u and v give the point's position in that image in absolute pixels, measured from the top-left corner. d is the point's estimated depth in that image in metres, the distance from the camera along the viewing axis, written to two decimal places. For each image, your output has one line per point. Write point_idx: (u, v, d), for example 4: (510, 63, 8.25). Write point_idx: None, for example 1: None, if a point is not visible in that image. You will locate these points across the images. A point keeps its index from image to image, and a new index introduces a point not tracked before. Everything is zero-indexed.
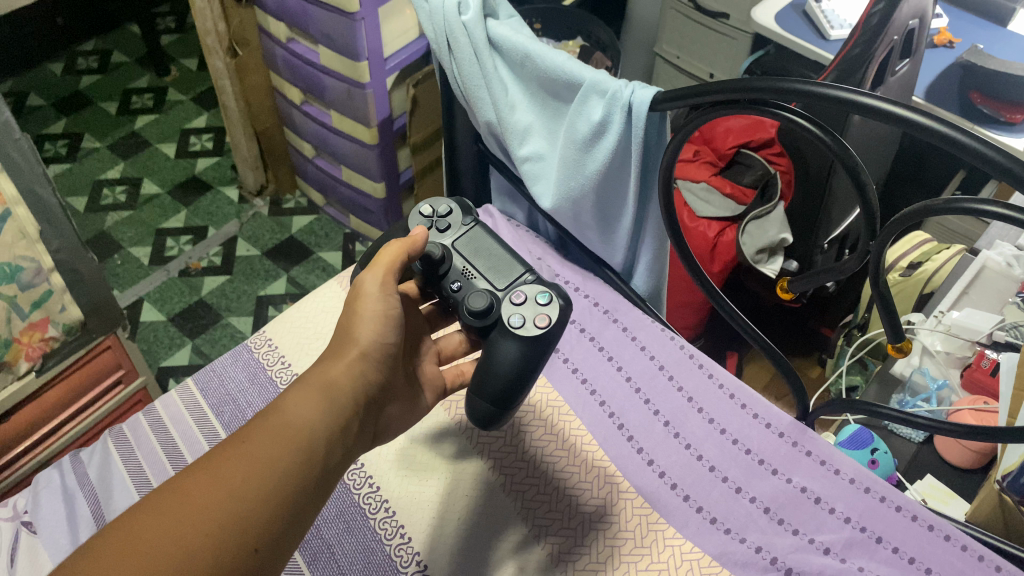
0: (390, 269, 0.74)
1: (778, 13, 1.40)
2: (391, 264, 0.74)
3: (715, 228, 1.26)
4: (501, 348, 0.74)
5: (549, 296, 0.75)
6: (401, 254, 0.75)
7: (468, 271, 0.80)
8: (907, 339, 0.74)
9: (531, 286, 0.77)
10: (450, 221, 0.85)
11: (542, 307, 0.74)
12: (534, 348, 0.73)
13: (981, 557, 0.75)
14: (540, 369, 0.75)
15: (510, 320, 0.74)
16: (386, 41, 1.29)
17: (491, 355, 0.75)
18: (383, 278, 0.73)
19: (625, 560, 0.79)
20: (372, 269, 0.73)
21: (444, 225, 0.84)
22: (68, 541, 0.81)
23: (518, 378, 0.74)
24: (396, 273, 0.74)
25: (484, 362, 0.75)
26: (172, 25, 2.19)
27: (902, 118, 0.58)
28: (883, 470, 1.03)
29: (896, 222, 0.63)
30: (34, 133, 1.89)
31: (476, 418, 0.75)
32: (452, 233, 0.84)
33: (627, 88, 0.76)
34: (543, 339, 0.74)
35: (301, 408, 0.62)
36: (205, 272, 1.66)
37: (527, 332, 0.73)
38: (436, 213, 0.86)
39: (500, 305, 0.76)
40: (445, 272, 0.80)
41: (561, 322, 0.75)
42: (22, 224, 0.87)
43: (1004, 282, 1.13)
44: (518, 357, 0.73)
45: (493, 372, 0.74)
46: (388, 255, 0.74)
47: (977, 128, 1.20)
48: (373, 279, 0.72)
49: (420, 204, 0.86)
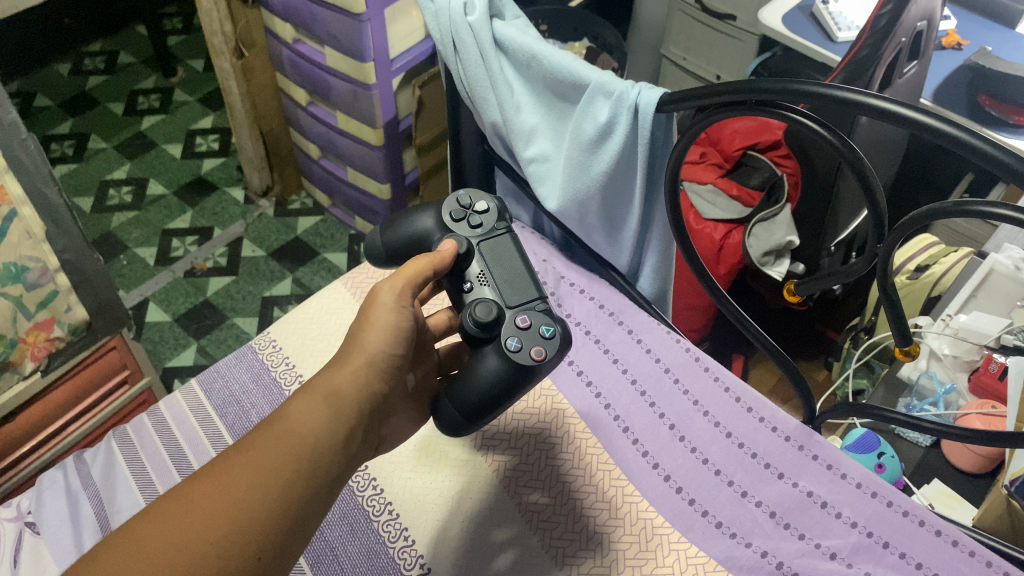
0: (411, 281, 0.74)
1: (785, 15, 1.40)
2: (411, 276, 0.74)
3: (722, 230, 1.25)
4: (486, 361, 0.75)
5: (553, 330, 0.75)
6: (428, 268, 0.76)
7: (484, 277, 0.80)
8: (914, 343, 0.74)
9: (538, 315, 0.77)
10: (484, 219, 0.84)
11: (544, 339, 0.74)
12: (520, 373, 0.74)
13: (988, 563, 0.74)
14: (522, 393, 0.76)
15: (507, 341, 0.74)
16: (392, 42, 1.29)
17: (476, 367, 0.75)
18: (400, 289, 0.73)
19: (630, 564, 0.79)
20: (392, 279, 0.73)
21: (477, 221, 0.83)
22: (72, 542, 0.81)
23: (497, 395, 0.74)
24: (416, 285, 0.75)
25: (467, 371, 0.76)
26: (179, 25, 2.20)
27: (912, 120, 0.57)
28: (890, 474, 1.01)
29: (907, 223, 0.62)
30: (42, 133, 1.90)
31: (446, 425, 0.77)
32: (482, 233, 0.83)
33: (633, 88, 0.76)
34: (534, 369, 0.74)
35: (305, 415, 0.62)
36: (211, 273, 1.67)
37: (521, 358, 0.73)
38: (472, 207, 0.85)
39: (505, 322, 0.76)
40: (466, 281, 0.80)
41: (557, 357, 0.75)
42: (28, 225, 0.87)
43: (1013, 286, 1.09)
44: (500, 374, 0.74)
45: (473, 385, 0.75)
46: (415, 267, 0.75)
47: (986, 131, 1.19)
48: (390, 289, 0.72)
49: (461, 192, 0.86)
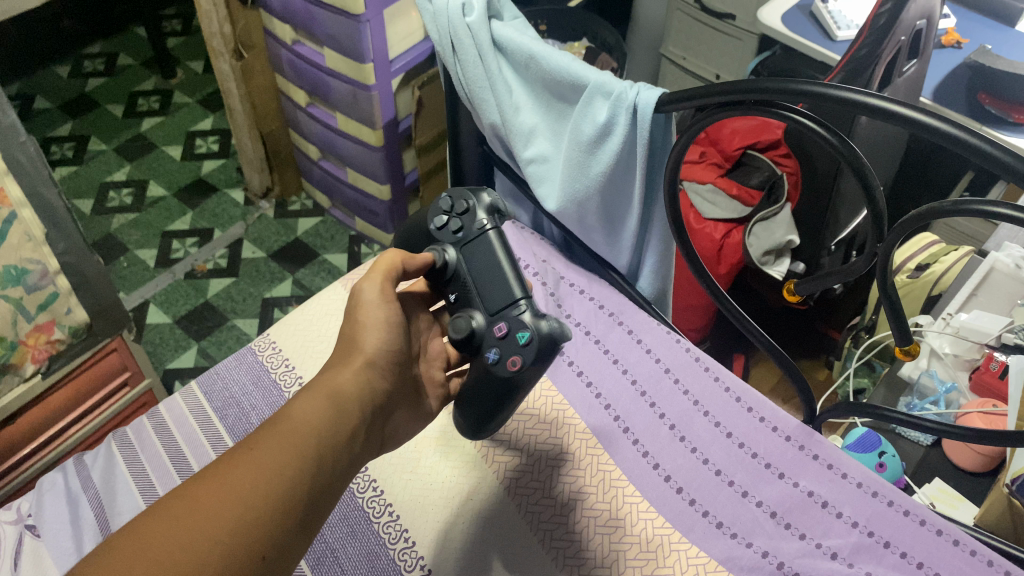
0: (388, 276, 0.74)
1: (785, 14, 1.39)
2: (387, 271, 0.74)
3: (721, 230, 1.25)
4: (478, 372, 0.76)
5: (528, 337, 0.71)
6: (400, 261, 0.75)
7: (467, 284, 0.79)
8: (914, 342, 0.74)
9: (516, 320, 0.73)
10: (462, 222, 0.80)
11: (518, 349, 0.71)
12: (504, 384, 0.73)
13: (990, 562, 0.74)
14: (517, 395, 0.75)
15: (487, 354, 0.74)
16: (391, 43, 1.28)
17: (472, 376, 0.77)
18: (382, 286, 0.73)
19: (631, 565, 0.79)
20: (370, 276, 0.73)
21: (456, 226, 0.80)
22: (72, 545, 0.81)
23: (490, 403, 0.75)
24: (394, 280, 0.74)
25: (467, 379, 0.78)
26: (178, 27, 2.20)
27: (910, 119, 0.57)
28: (891, 473, 1.01)
29: (906, 222, 0.62)
30: (42, 135, 1.90)
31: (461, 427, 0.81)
32: (463, 236, 0.80)
33: (632, 89, 0.76)
34: (515, 379, 0.72)
35: (309, 414, 0.63)
36: (212, 274, 1.67)
37: (501, 371, 0.73)
38: (454, 209, 0.82)
39: (485, 334, 0.75)
40: (454, 285, 0.79)
41: (537, 364, 0.72)
42: (28, 227, 0.87)
43: (1014, 284, 1.09)
44: (489, 386, 0.74)
45: (471, 395, 0.77)
46: (386, 262, 0.74)
47: (985, 128, 1.19)
48: (372, 287, 0.73)
49: (441, 196, 0.83)
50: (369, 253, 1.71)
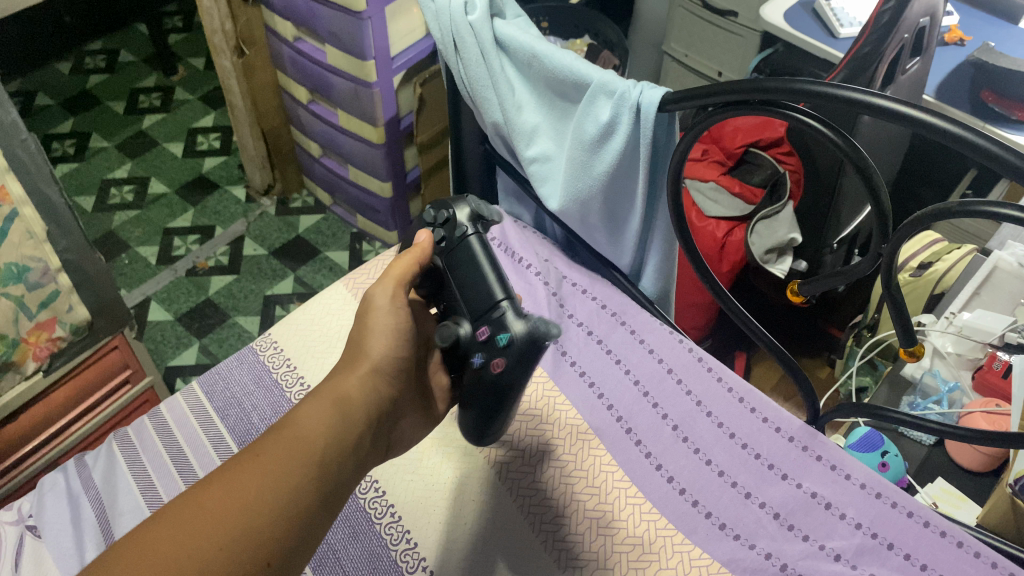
0: (399, 281, 0.77)
1: (787, 11, 1.39)
2: (399, 276, 0.76)
3: (724, 228, 1.25)
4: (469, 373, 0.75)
5: (507, 339, 0.70)
6: (413, 266, 0.78)
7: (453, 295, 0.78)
8: (919, 343, 0.73)
9: (497, 321, 0.72)
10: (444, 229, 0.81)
11: (501, 350, 0.71)
12: (490, 392, 0.71)
13: (994, 564, 0.74)
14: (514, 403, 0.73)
15: (472, 359, 0.73)
16: (393, 40, 1.28)
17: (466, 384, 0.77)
18: (392, 291, 0.75)
19: (633, 566, 0.79)
20: (382, 282, 0.75)
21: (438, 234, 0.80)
22: (73, 547, 0.81)
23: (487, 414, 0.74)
24: (406, 283, 0.77)
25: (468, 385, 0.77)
26: (179, 24, 2.20)
27: (913, 118, 0.57)
28: (894, 473, 1.01)
29: (910, 223, 0.62)
30: (43, 132, 1.89)
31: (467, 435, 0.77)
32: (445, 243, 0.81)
33: (635, 88, 0.75)
34: (498, 385, 0.71)
35: (315, 420, 0.64)
36: (213, 272, 1.66)
37: (486, 374, 0.72)
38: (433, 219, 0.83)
39: (468, 340, 0.74)
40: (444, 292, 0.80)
41: (518, 369, 0.70)
42: (29, 225, 0.86)
43: (1018, 284, 1.09)
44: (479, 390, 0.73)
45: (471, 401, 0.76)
46: (400, 266, 0.77)
47: (988, 127, 1.18)
48: (383, 292, 0.75)
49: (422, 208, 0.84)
50: (371, 251, 1.71)
